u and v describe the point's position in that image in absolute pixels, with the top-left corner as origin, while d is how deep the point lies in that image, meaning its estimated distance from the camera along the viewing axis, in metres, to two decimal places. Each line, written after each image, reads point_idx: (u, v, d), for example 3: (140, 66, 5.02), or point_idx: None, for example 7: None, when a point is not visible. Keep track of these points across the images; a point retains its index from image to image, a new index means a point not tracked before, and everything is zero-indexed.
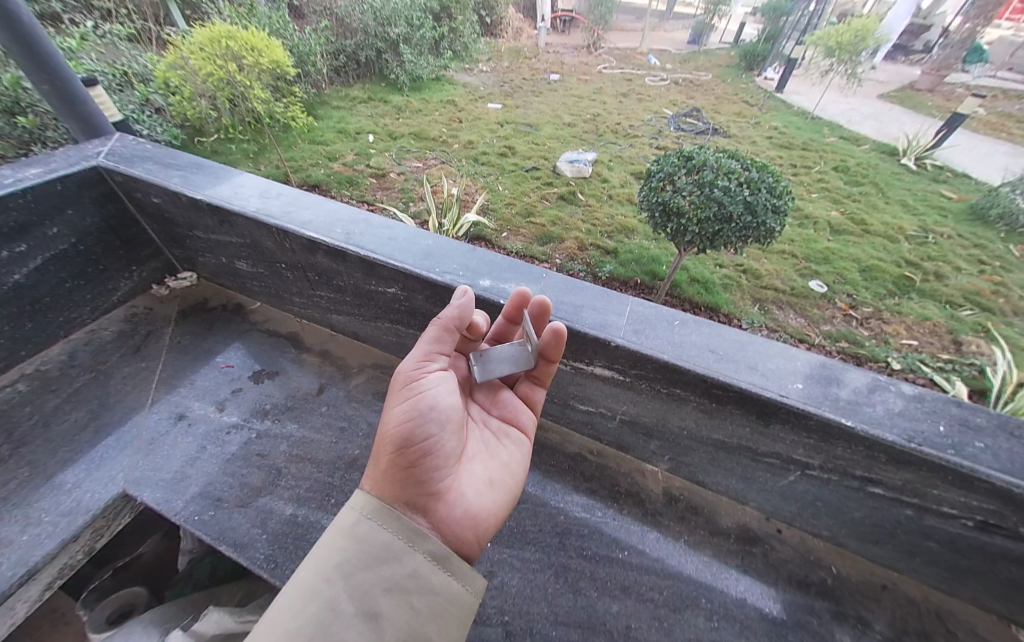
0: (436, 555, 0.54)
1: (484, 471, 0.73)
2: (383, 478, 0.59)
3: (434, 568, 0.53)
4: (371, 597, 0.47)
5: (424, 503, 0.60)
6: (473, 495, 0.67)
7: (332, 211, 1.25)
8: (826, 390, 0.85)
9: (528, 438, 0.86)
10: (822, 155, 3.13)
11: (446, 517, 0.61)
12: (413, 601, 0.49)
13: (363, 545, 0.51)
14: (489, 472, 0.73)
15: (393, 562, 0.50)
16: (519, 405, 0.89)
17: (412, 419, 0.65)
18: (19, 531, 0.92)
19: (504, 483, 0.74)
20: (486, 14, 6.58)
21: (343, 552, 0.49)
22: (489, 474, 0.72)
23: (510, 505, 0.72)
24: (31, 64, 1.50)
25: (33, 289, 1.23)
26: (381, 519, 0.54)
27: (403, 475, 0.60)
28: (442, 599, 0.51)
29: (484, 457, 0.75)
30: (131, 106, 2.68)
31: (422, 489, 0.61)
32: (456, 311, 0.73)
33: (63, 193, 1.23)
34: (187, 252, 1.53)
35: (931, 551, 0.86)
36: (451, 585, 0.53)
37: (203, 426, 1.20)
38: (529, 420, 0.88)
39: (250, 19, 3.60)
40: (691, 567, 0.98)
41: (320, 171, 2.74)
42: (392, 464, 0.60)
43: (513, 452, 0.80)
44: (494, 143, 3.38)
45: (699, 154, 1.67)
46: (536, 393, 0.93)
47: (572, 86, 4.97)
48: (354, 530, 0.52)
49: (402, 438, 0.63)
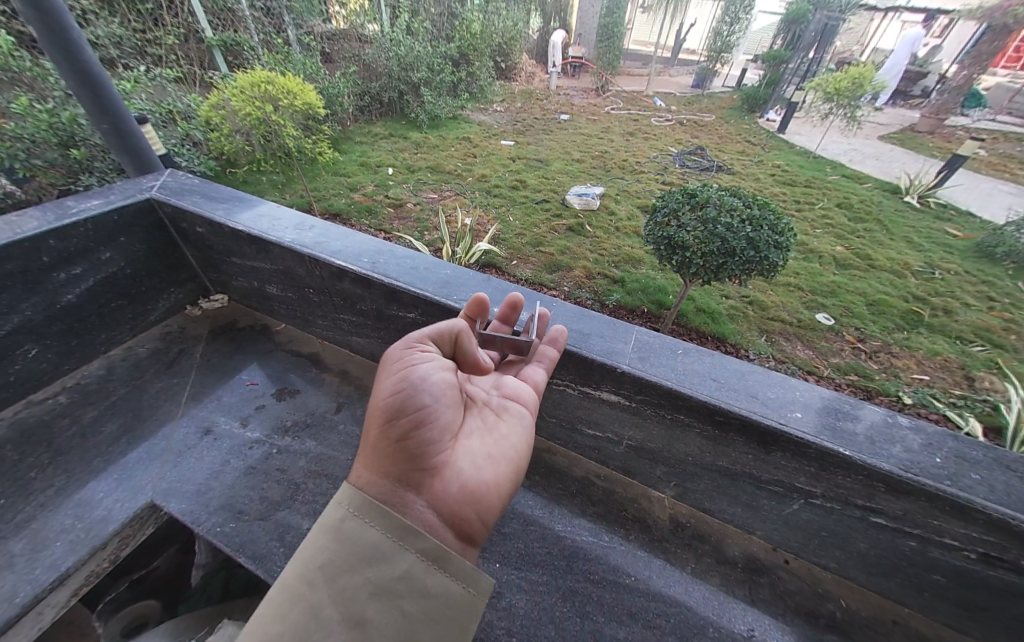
0: (431, 554, 0.50)
1: (483, 446, 0.71)
2: (373, 452, 0.60)
3: (428, 568, 0.49)
4: (358, 603, 0.43)
5: (416, 474, 0.59)
6: (470, 469, 0.65)
7: (359, 242, 1.35)
8: (825, 419, 0.87)
9: (530, 417, 0.84)
10: (826, 192, 3.68)
11: (440, 489, 0.59)
12: (404, 606, 0.45)
13: (349, 545, 0.47)
14: (488, 448, 0.71)
15: (382, 562, 0.47)
16: (518, 385, 0.88)
17: (402, 389, 0.65)
18: (54, 535, 0.99)
19: (505, 457, 0.72)
20: (501, 60, 7.09)
21: (328, 552, 0.46)
22: (488, 449, 0.71)
23: (512, 480, 0.69)
24: (93, 106, 1.68)
25: (82, 307, 1.34)
26: (369, 516, 0.51)
27: (393, 446, 0.60)
28: (436, 602, 0.47)
29: (483, 434, 0.74)
30: (173, 141, 2.90)
31: (413, 461, 0.60)
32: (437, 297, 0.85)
33: (118, 222, 1.35)
34: (221, 275, 1.64)
35: (938, 585, 0.87)
36: (446, 586, 0.49)
37: (227, 440, 1.25)
38: (530, 400, 0.86)
39: (286, 64, 3.94)
40: (699, 596, 0.99)
41: (340, 202, 2.91)
42: (382, 436, 0.60)
43: (514, 429, 0.78)
44: (506, 176, 3.58)
45: (703, 192, 1.79)
46: (535, 376, 0.92)
47: (580, 125, 5.28)
48: (340, 529, 0.49)
49: (392, 409, 0.63)
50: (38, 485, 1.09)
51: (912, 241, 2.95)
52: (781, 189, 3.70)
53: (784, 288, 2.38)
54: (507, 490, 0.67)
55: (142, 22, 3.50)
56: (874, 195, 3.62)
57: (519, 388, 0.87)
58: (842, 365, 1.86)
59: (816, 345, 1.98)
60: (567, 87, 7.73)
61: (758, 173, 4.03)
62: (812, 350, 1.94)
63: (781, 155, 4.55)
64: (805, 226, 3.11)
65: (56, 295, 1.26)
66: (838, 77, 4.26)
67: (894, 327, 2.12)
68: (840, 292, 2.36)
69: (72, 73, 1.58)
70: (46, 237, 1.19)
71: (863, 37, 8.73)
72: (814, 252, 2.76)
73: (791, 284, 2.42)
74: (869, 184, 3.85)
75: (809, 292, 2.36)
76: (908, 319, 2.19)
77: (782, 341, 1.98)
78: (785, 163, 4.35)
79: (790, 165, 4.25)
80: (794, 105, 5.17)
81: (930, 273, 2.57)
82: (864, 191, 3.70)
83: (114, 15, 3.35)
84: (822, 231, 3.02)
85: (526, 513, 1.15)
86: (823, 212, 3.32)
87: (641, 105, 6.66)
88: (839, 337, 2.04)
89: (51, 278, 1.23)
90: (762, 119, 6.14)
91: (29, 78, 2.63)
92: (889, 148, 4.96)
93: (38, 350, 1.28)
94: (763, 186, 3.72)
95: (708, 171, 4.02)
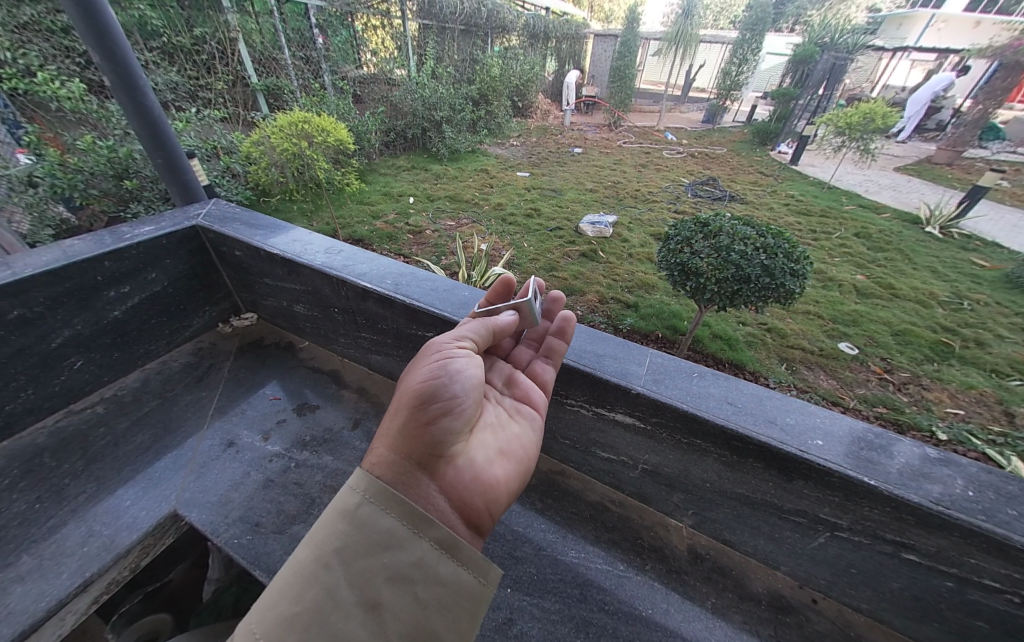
0: (443, 543, 0.51)
1: (495, 442, 0.73)
2: (397, 434, 0.61)
3: (440, 556, 0.50)
4: (372, 586, 0.45)
5: (435, 460, 0.61)
6: (483, 462, 0.67)
7: (383, 265, 1.43)
8: (847, 446, 0.85)
9: (541, 418, 0.86)
10: (841, 222, 3.65)
11: (455, 477, 0.61)
12: (417, 592, 0.46)
13: (365, 530, 0.48)
14: (500, 445, 0.73)
15: (396, 549, 0.48)
16: (531, 388, 0.91)
17: (433, 378, 0.68)
18: (80, 542, 1.03)
19: (514, 456, 0.74)
20: (519, 100, 7.52)
21: (344, 536, 0.47)
22: (500, 444, 0.73)
23: (520, 479, 0.71)
24: (152, 143, 1.86)
25: (126, 323, 1.44)
26: (384, 503, 0.51)
27: (418, 430, 0.62)
28: (448, 589, 0.49)
29: (496, 430, 0.76)
30: (215, 173, 3.14)
31: (433, 446, 0.62)
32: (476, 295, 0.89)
33: (166, 245, 1.47)
34: (252, 295, 1.74)
35: (982, 632, 0.81)
36: (458, 574, 0.50)
37: (249, 453, 1.29)
38: (541, 402, 0.89)
39: (321, 105, 4.28)
40: (720, 634, 0.94)
41: (364, 228, 3.06)
42: (409, 419, 0.62)
43: (524, 429, 0.81)
44: (521, 205, 3.71)
45: (715, 221, 1.83)
46: (546, 377, 0.95)
47: (593, 158, 5.48)
48: (356, 514, 0.49)
49: (420, 395, 0.65)
50: (71, 491, 1.14)
51: (936, 270, 2.89)
52: (796, 218, 3.71)
53: (803, 316, 2.35)
54: (515, 487, 0.69)
55: (195, 70, 3.84)
56: (892, 227, 3.54)
57: (530, 389, 0.90)
58: (868, 396, 1.80)
59: (840, 375, 1.93)
60: (581, 123, 8.09)
61: (771, 203, 4.07)
62: (836, 380, 1.89)
63: (794, 187, 4.57)
64: (822, 255, 3.09)
65: (104, 311, 1.35)
66: (849, 112, 4.37)
67: (923, 359, 2.05)
68: (863, 321, 2.32)
69: (135, 114, 1.77)
70: (102, 258, 1.30)
71: (874, 75, 8.93)
72: (833, 280, 2.73)
73: (811, 312, 2.39)
74: (887, 215, 3.82)
75: (829, 320, 2.32)
76: (937, 350, 2.12)
77: (804, 369, 1.94)
78: (799, 193, 4.38)
79: (803, 197, 4.25)
80: (806, 138, 5.27)
81: (958, 304, 2.51)
82: (881, 222, 3.63)
83: (173, 64, 3.73)
84: (841, 260, 3.00)
85: (539, 537, 1.13)
86: (840, 242, 3.29)
87: (653, 139, 6.89)
88: (864, 367, 1.99)
89: (102, 295, 1.33)
90: (774, 152, 6.26)
91: (95, 119, 2.93)
92: (906, 179, 4.96)
93: (83, 362, 1.37)
94: (777, 216, 3.72)
95: (721, 201, 4.10)
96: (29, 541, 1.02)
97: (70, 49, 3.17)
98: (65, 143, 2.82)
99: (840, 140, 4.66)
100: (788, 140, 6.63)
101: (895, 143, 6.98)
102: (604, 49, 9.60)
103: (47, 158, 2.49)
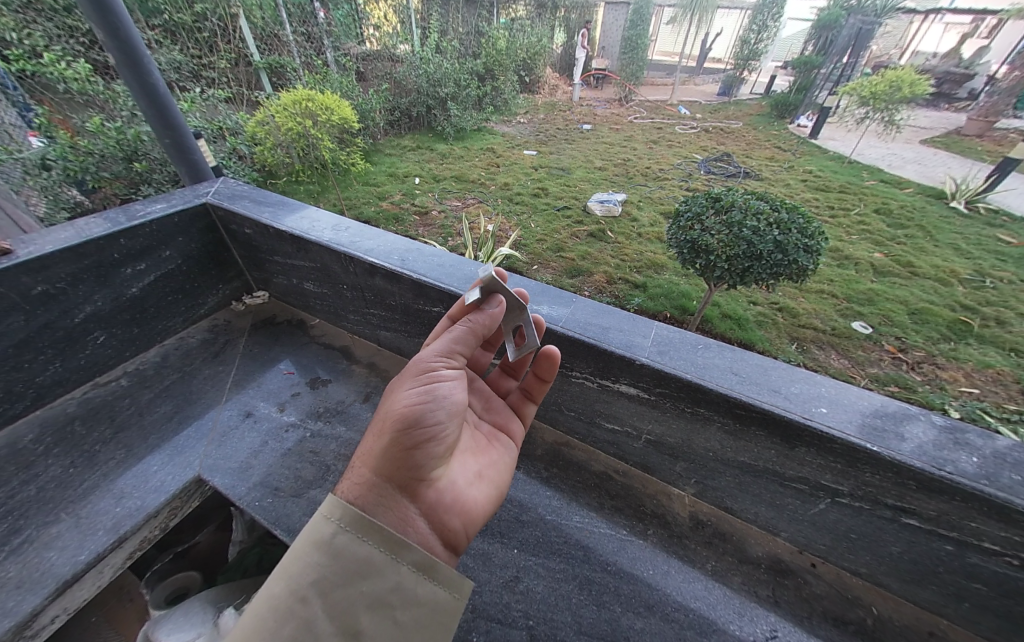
0: (421, 564, 0.49)
1: (474, 464, 0.71)
2: (378, 455, 0.57)
3: (418, 578, 0.48)
4: (352, 613, 0.43)
5: (416, 483, 0.58)
6: (463, 484, 0.66)
7: (390, 242, 1.43)
8: (854, 416, 0.85)
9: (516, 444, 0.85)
10: (861, 198, 3.53)
11: (435, 499, 0.60)
12: (396, 616, 0.45)
13: (342, 559, 0.45)
14: (479, 464, 0.72)
15: (373, 576, 0.45)
16: (509, 415, 0.89)
17: (419, 401, 0.62)
18: (114, 503, 1.09)
19: (492, 478, 0.72)
20: (526, 74, 7.28)
21: (320, 568, 0.44)
22: (479, 467, 0.71)
23: (495, 502, 0.71)
24: (159, 123, 1.85)
25: (143, 299, 1.48)
26: (362, 530, 0.48)
27: (400, 453, 0.58)
28: (426, 609, 0.48)
29: (474, 452, 0.74)
30: (222, 154, 3.13)
31: (416, 467, 0.59)
32: (487, 319, 0.72)
33: (177, 223, 1.50)
34: (264, 273, 1.77)
35: (980, 595, 0.82)
36: (434, 593, 0.49)
37: (266, 423, 1.35)
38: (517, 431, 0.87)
39: (325, 83, 4.20)
40: (720, 594, 0.97)
41: (370, 210, 3.07)
42: (394, 440, 0.58)
43: (502, 453, 0.79)
44: (528, 185, 3.65)
45: (727, 195, 1.78)
46: (526, 408, 0.93)
47: (603, 135, 5.35)
48: (331, 544, 0.46)
49: (410, 417, 0.60)
50: (102, 456, 1.21)
51: (959, 247, 2.80)
52: (813, 195, 3.60)
53: (817, 296, 2.31)
54: (490, 509, 0.69)
55: (198, 48, 3.82)
56: (915, 203, 3.42)
57: (507, 418, 0.88)
58: (881, 375, 1.79)
59: (853, 354, 1.91)
60: (590, 99, 7.85)
61: (788, 179, 3.94)
62: (848, 359, 1.87)
63: (812, 162, 4.41)
64: (838, 233, 3.00)
65: (122, 288, 1.40)
66: (874, 80, 4.11)
67: (939, 338, 2.01)
68: (879, 299, 2.27)
69: (141, 93, 1.76)
70: (117, 236, 1.33)
71: (902, 40, 7.03)
72: (850, 258, 2.66)
73: (825, 290, 2.36)
74: (910, 190, 3.68)
75: (845, 299, 2.28)
76: (954, 329, 2.07)
77: (815, 349, 1.92)
78: (817, 168, 4.23)
79: (822, 172, 4.10)
80: (825, 110, 5.05)
81: (980, 282, 2.41)
82: (904, 198, 3.50)
83: (175, 43, 3.74)
84: (858, 237, 2.91)
85: (544, 504, 1.16)
86: (859, 219, 3.18)
87: (665, 114, 6.66)
88: (878, 346, 1.95)
89: (121, 272, 1.37)
90: (792, 126, 6.05)
91: (101, 100, 2.93)
92: (932, 153, 4.73)
93: (106, 337, 1.42)
94: (794, 192, 3.61)
95: (734, 177, 3.98)
96: (66, 502, 1.09)
97: (73, 29, 3.17)
98: (74, 127, 2.85)
99: (864, 109, 4.41)
100: (808, 112, 6.31)
101: (924, 114, 6.62)
102: (615, 18, 9.05)
103: (59, 141, 2.51)
